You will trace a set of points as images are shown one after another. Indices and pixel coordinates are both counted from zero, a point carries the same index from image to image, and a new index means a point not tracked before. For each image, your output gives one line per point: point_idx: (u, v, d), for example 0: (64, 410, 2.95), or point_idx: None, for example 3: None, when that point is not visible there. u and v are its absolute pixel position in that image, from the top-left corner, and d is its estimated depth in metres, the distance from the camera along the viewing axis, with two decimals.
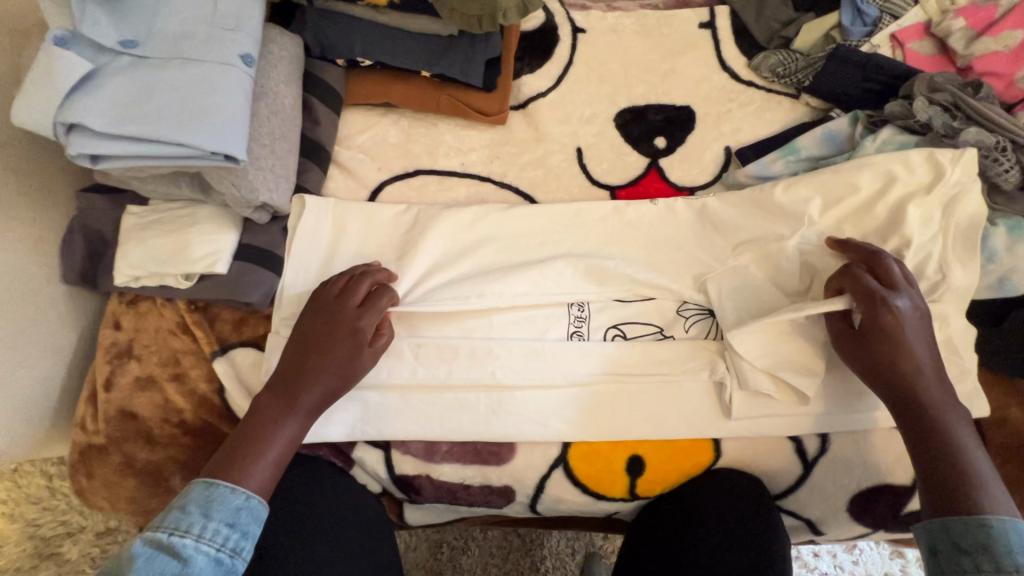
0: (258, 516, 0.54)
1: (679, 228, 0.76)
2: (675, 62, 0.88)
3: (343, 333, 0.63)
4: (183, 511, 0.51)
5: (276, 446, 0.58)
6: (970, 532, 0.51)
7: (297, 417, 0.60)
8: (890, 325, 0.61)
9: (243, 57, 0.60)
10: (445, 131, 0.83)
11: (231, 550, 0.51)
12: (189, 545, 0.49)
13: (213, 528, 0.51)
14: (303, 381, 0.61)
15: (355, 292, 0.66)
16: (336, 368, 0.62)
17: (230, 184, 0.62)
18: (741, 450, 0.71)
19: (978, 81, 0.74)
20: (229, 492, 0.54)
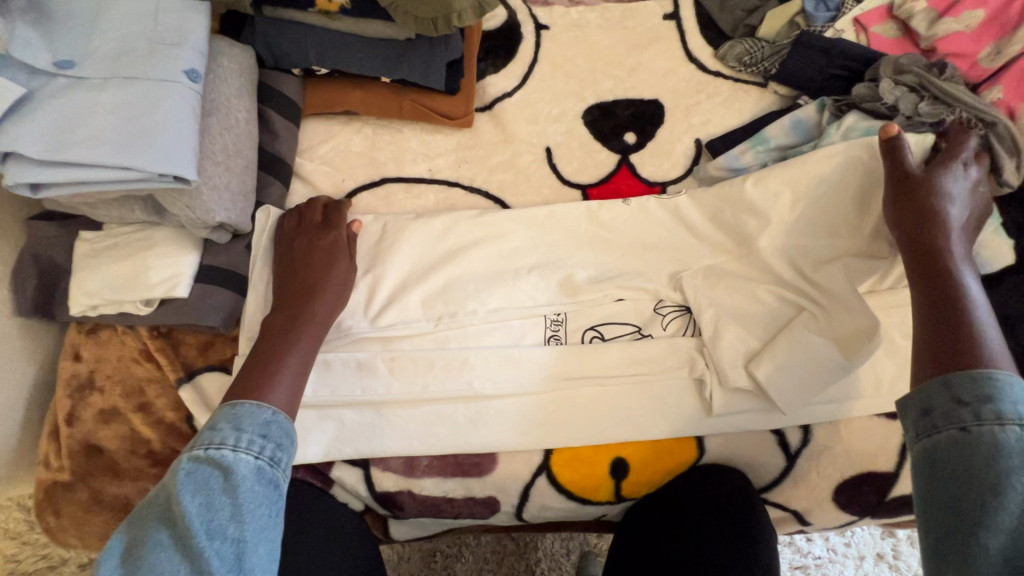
0: (288, 428, 0.53)
1: (654, 224, 0.75)
2: (641, 55, 0.86)
3: (317, 245, 0.67)
4: (214, 428, 0.50)
5: (295, 353, 0.60)
6: (975, 384, 0.45)
7: (310, 331, 0.62)
8: (932, 192, 0.61)
9: (188, 72, 0.58)
10: (411, 136, 0.81)
11: (271, 459, 0.50)
12: (228, 455, 0.48)
13: (249, 439, 0.50)
14: (306, 296, 0.64)
15: (312, 214, 0.70)
16: (331, 277, 0.66)
17: (183, 206, 0.60)
18: (724, 445, 0.71)
19: (944, 61, 0.73)
20: (257, 408, 0.53)
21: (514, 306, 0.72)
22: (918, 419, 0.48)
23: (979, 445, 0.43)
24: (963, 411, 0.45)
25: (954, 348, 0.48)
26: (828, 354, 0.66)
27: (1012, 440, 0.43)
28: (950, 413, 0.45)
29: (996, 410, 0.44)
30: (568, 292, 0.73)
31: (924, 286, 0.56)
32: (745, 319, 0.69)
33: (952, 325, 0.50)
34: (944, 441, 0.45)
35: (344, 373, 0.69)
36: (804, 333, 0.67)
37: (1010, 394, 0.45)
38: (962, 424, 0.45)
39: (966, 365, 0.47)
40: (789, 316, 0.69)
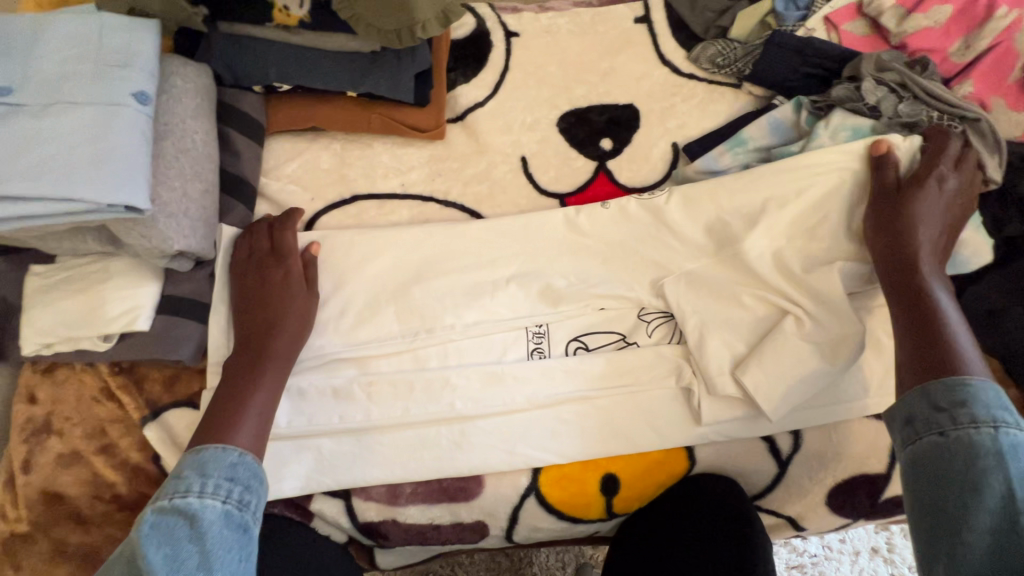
0: (256, 469, 0.53)
1: (634, 231, 0.73)
2: (614, 60, 0.85)
3: (271, 276, 0.65)
4: (177, 477, 0.49)
5: (257, 395, 0.58)
6: (950, 391, 0.49)
7: (270, 366, 0.60)
8: (910, 205, 0.63)
9: (137, 95, 0.55)
10: (381, 151, 0.78)
11: (238, 501, 0.49)
12: (193, 502, 0.48)
13: (214, 484, 0.49)
14: (266, 331, 0.62)
15: (259, 239, 0.67)
16: (289, 307, 0.64)
17: (138, 235, 0.57)
18: (715, 454, 0.70)
19: (924, 58, 0.73)
20: (224, 452, 0.53)
21: (493, 319, 0.70)
22: (902, 428, 0.51)
23: (956, 446, 0.46)
24: (941, 416, 0.48)
25: (930, 364, 0.52)
26: (814, 358, 0.65)
27: (988, 440, 0.46)
28: (929, 420, 0.48)
29: (971, 413, 0.47)
30: (550, 301, 0.72)
31: (903, 300, 0.59)
32: (730, 325, 0.68)
33: (929, 344, 0.53)
34: (925, 446, 0.48)
35: (321, 401, 0.66)
36: (790, 337, 0.65)
37: (983, 398, 0.48)
38: (941, 429, 0.48)
39: (942, 376, 0.50)
40: (773, 321, 0.68)
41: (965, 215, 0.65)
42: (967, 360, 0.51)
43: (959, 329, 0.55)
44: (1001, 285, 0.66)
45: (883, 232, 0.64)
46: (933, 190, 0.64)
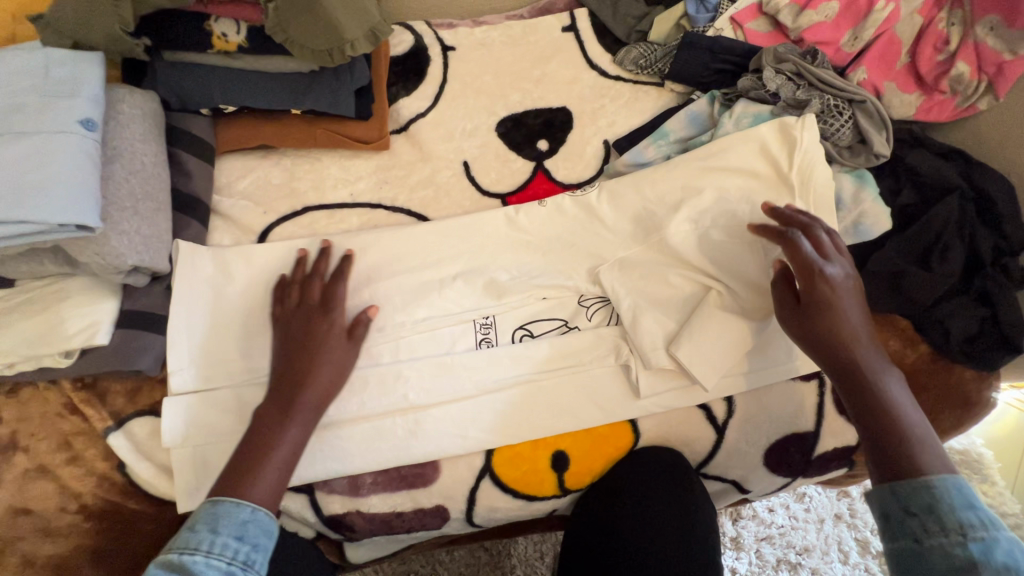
0: (266, 527, 0.55)
1: (570, 224, 0.79)
2: (545, 67, 0.91)
3: (317, 331, 0.66)
4: (191, 531, 0.52)
5: (278, 450, 0.59)
6: (916, 494, 0.50)
7: (301, 420, 0.62)
8: (817, 316, 0.60)
9: (84, 122, 0.59)
10: (329, 164, 0.83)
11: (243, 562, 0.51)
12: (199, 561, 0.50)
13: (222, 542, 0.52)
14: (298, 386, 0.63)
15: (309, 292, 0.69)
16: (325, 362, 0.65)
17: (92, 254, 0.60)
18: (657, 427, 0.74)
19: (814, 49, 0.81)
20: (236, 507, 0.54)
21: (441, 314, 0.74)
22: (880, 524, 0.52)
23: (930, 556, 0.48)
24: (912, 522, 0.49)
25: (893, 470, 0.53)
26: (735, 327, 0.71)
27: (961, 551, 0.46)
28: (903, 524, 0.50)
29: (939, 519, 0.48)
30: (494, 294, 0.76)
31: (855, 407, 0.58)
32: (662, 304, 0.73)
33: (889, 452, 0.54)
34: (902, 550, 0.49)
35: None
36: (712, 310, 0.71)
37: (948, 501, 0.49)
38: (915, 534, 0.49)
39: (912, 479, 0.51)
40: (699, 296, 0.73)
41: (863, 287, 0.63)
42: (931, 457, 0.53)
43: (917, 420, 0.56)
44: (900, 249, 0.73)
45: (808, 347, 0.61)
46: (828, 286, 0.61)
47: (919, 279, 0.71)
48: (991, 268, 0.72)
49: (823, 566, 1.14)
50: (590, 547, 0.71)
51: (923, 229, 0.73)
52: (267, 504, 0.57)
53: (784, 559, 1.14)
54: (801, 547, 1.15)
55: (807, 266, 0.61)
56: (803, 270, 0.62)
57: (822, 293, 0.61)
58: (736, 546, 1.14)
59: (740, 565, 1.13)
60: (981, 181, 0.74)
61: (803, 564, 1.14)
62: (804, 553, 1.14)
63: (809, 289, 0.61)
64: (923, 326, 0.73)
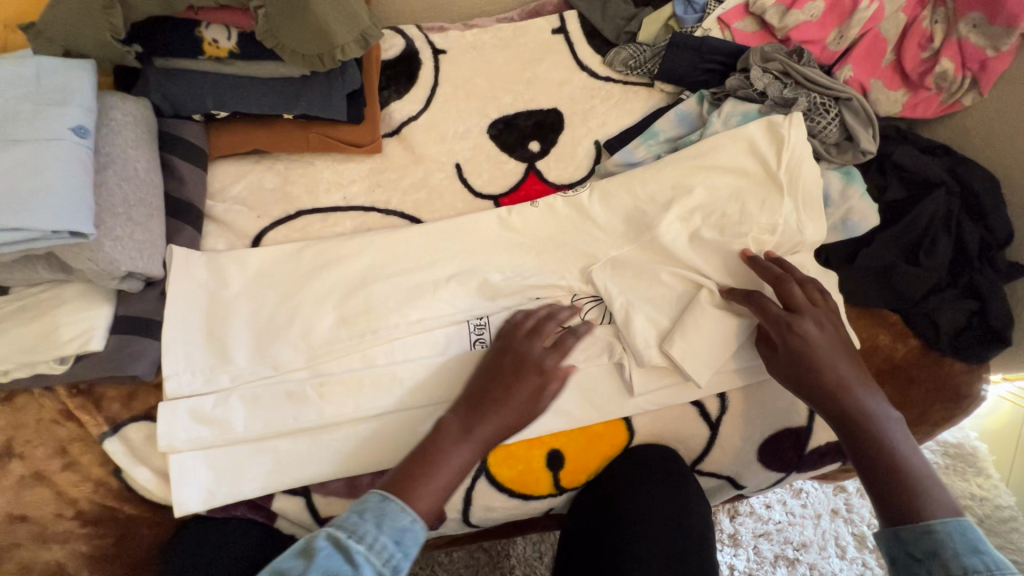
0: (418, 543, 0.53)
1: (562, 224, 0.80)
2: (536, 69, 0.92)
3: (521, 375, 0.66)
4: (359, 517, 0.52)
5: (442, 470, 0.60)
6: (920, 540, 0.52)
7: (471, 445, 0.62)
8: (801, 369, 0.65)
9: (76, 129, 0.59)
10: (322, 168, 0.83)
11: (394, 568, 0.50)
12: (360, 552, 0.49)
13: (382, 542, 0.51)
14: (488, 410, 0.64)
15: (549, 330, 0.70)
16: (520, 399, 0.65)
17: (86, 260, 0.61)
18: (651, 424, 0.75)
19: (800, 48, 0.82)
20: (401, 511, 0.54)
21: (435, 316, 0.74)
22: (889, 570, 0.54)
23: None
24: (918, 568, 0.51)
25: (893, 514, 0.56)
26: (727, 323, 0.71)
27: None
28: (907, 569, 0.52)
29: (943, 564, 0.50)
30: (488, 295, 0.76)
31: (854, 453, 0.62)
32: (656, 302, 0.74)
33: (887, 494, 0.57)
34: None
35: (276, 404, 0.69)
36: (704, 307, 0.71)
37: (951, 546, 0.50)
38: None
39: (914, 522, 0.54)
40: (690, 293, 0.73)
41: (841, 331, 0.66)
42: (929, 497, 0.55)
43: (914, 459, 0.59)
44: (888, 245, 0.74)
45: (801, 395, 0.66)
46: (805, 340, 0.65)
47: (908, 274, 0.72)
48: (980, 261, 0.73)
49: (821, 561, 1.14)
50: (582, 539, 0.72)
51: (913, 224, 0.74)
52: (425, 517, 0.57)
53: (782, 555, 1.14)
54: (799, 543, 1.15)
55: (780, 324, 0.66)
56: (777, 326, 0.66)
57: (800, 347, 0.65)
58: (734, 543, 1.14)
59: (738, 562, 1.13)
60: (966, 176, 0.75)
61: (801, 560, 1.14)
62: (802, 548, 1.15)
63: (786, 345, 0.65)
64: (912, 320, 0.74)
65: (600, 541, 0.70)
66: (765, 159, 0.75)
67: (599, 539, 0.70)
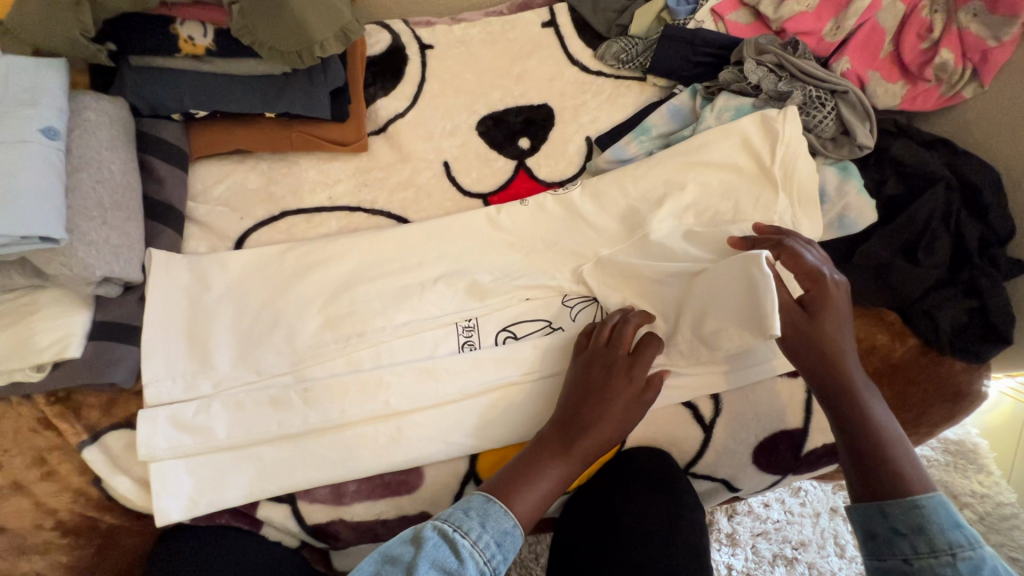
0: (516, 548, 0.55)
1: (553, 223, 0.78)
2: (525, 64, 0.90)
3: (617, 390, 0.62)
4: (466, 514, 0.55)
5: (540, 483, 0.60)
6: (906, 515, 0.52)
7: (570, 460, 0.61)
8: (823, 327, 0.60)
9: (45, 131, 0.58)
10: (307, 167, 0.82)
11: (493, 568, 0.53)
12: (467, 547, 0.52)
13: (486, 542, 0.53)
14: (585, 427, 0.62)
15: (614, 336, 0.66)
16: (614, 414, 0.62)
17: (59, 265, 0.59)
18: (643, 427, 0.73)
19: (795, 39, 0.80)
20: (503, 514, 0.56)
21: (422, 318, 0.72)
22: (865, 542, 0.54)
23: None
24: (901, 543, 0.51)
25: (878, 488, 0.55)
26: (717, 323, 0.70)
27: (951, 572, 0.48)
28: (889, 543, 0.52)
29: (928, 540, 0.50)
30: (477, 296, 0.74)
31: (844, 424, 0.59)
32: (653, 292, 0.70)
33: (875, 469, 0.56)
34: (891, 568, 0.51)
35: (258, 410, 0.67)
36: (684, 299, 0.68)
37: (937, 521, 0.50)
38: (903, 555, 0.50)
39: (901, 498, 0.53)
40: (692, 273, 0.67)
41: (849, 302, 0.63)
42: (914, 479, 0.54)
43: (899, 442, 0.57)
44: (886, 242, 0.72)
45: (800, 357, 0.61)
46: (835, 297, 0.60)
47: (906, 271, 0.70)
48: (980, 258, 0.71)
49: (820, 560, 1.13)
50: (571, 548, 0.70)
51: (912, 222, 0.72)
52: (523, 522, 0.58)
53: (780, 554, 1.13)
54: (797, 542, 1.14)
55: (813, 276, 0.60)
56: (809, 277, 0.61)
57: (828, 305, 0.60)
58: (732, 542, 1.13)
59: (736, 561, 1.12)
60: (966, 171, 0.73)
61: (799, 559, 1.13)
62: (800, 547, 1.14)
63: (817, 298, 0.59)
64: (911, 319, 0.72)
65: (594, 548, 0.69)
66: (758, 156, 0.74)
67: (592, 548, 0.69)
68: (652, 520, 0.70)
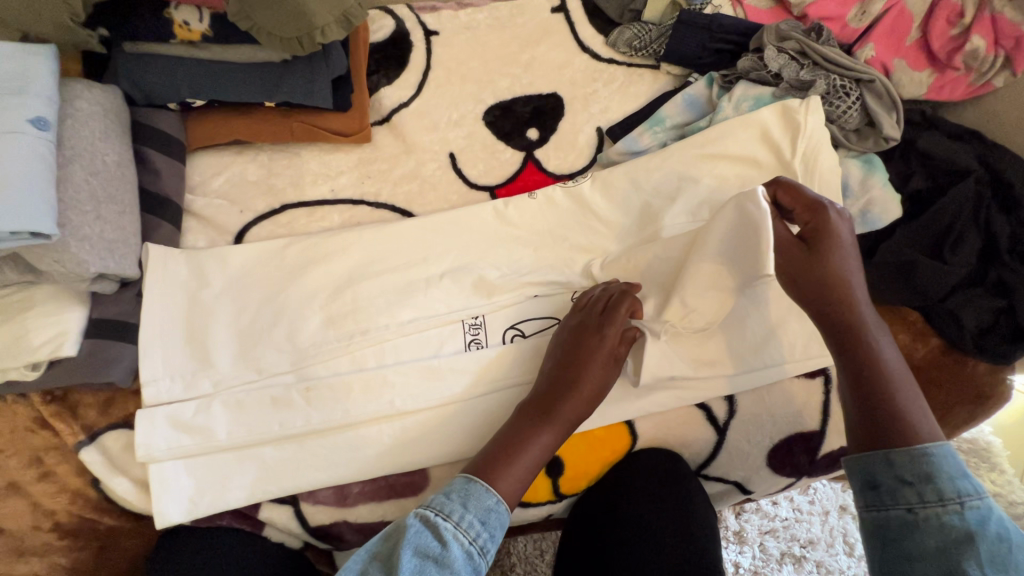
0: (503, 524, 0.54)
1: (562, 217, 0.75)
2: (534, 51, 0.87)
3: (597, 351, 0.62)
4: (447, 497, 0.54)
5: (525, 455, 0.58)
6: (915, 463, 0.48)
7: (553, 427, 0.60)
8: (826, 260, 0.56)
9: (34, 121, 0.55)
10: (309, 158, 0.79)
11: (480, 547, 0.52)
12: (450, 530, 0.51)
13: (469, 521, 0.53)
14: (564, 390, 0.61)
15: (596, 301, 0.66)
16: (591, 375, 0.62)
17: (52, 262, 0.57)
18: (655, 428, 0.71)
19: (818, 24, 0.77)
20: (485, 492, 0.55)
21: (428, 315, 0.70)
22: (867, 493, 0.51)
23: (925, 526, 0.46)
24: (907, 492, 0.48)
25: (878, 435, 0.51)
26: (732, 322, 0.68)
27: (957, 520, 0.45)
28: (894, 493, 0.48)
29: (937, 490, 0.47)
30: (484, 293, 0.72)
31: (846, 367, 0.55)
32: (666, 286, 0.66)
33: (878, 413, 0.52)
34: (892, 520, 0.48)
35: (259, 409, 0.65)
36: None
37: (945, 470, 0.48)
38: (908, 504, 0.48)
39: (909, 443, 0.49)
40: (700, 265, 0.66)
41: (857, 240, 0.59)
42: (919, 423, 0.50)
43: (905, 385, 0.53)
44: (908, 239, 0.70)
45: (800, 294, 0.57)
46: (836, 229, 0.57)
47: (932, 269, 0.67)
48: (1013, 257, 0.68)
49: (828, 558, 1.11)
50: (579, 553, 0.68)
51: (938, 217, 0.69)
52: (507, 500, 0.56)
53: (788, 553, 1.11)
54: (806, 540, 1.12)
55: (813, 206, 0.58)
56: (808, 209, 0.58)
57: (830, 236, 0.57)
58: (739, 540, 1.11)
59: (744, 559, 1.10)
60: (998, 165, 0.70)
61: (808, 558, 1.11)
62: (809, 545, 1.12)
63: (817, 227, 0.57)
64: (935, 318, 0.70)
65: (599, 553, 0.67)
66: (776, 149, 0.71)
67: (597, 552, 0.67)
68: (654, 516, 0.68)
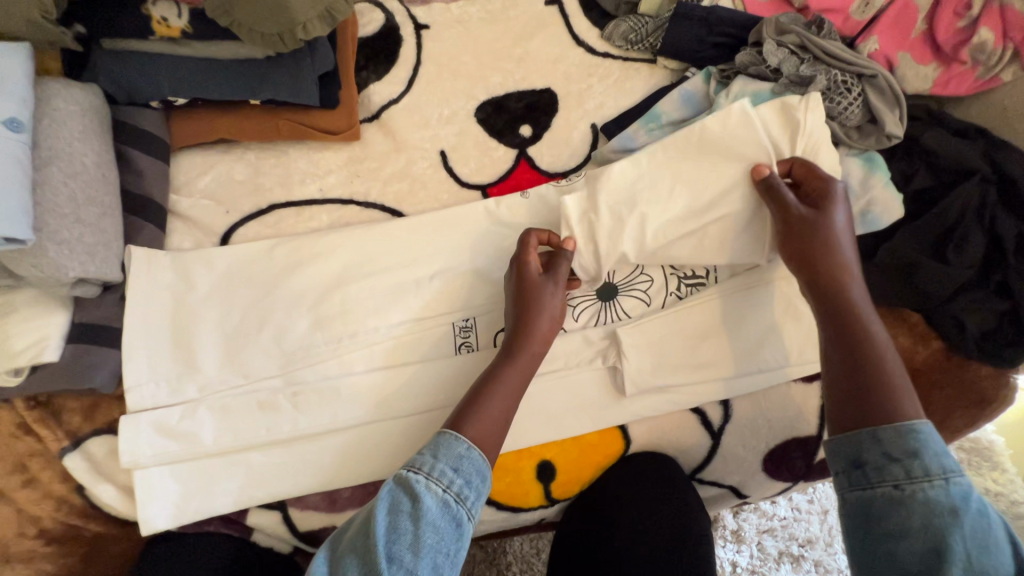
0: (479, 470, 0.52)
1: (554, 217, 0.73)
2: (527, 45, 0.84)
3: (540, 292, 0.61)
4: (417, 452, 0.53)
5: (501, 398, 0.57)
6: (902, 439, 0.47)
7: (514, 369, 0.59)
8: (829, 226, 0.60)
9: (8, 123, 0.54)
10: (297, 157, 0.77)
11: (456, 494, 0.50)
12: (421, 482, 0.50)
13: (441, 470, 0.51)
14: (521, 336, 0.60)
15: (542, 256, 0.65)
16: (542, 316, 0.61)
17: (29, 266, 0.56)
18: (649, 432, 0.70)
19: (820, 18, 0.75)
20: (455, 441, 0.53)
21: (418, 318, 0.68)
22: (847, 468, 0.49)
23: (911, 503, 0.44)
24: (893, 468, 0.46)
25: (864, 413, 0.50)
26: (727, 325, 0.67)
27: (942, 496, 0.44)
28: (881, 470, 0.47)
29: (923, 465, 0.45)
30: (474, 295, 0.70)
31: (832, 342, 0.56)
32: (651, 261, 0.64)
33: (862, 385, 0.51)
34: (877, 497, 0.46)
35: (246, 413, 0.64)
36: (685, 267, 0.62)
37: (930, 446, 0.47)
38: (895, 482, 0.46)
39: (895, 421, 0.48)
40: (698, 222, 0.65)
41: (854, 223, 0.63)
42: (905, 398, 0.50)
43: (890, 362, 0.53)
44: (911, 240, 0.68)
45: (797, 262, 0.61)
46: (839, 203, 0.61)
47: (933, 270, 0.65)
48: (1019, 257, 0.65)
49: (826, 557, 1.10)
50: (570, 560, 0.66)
51: (939, 218, 0.68)
52: (481, 445, 0.54)
53: (786, 552, 1.10)
54: (804, 539, 1.11)
55: (824, 184, 0.62)
56: (818, 183, 0.63)
57: (833, 206, 0.61)
58: (737, 539, 1.10)
59: (741, 558, 1.09)
60: (1006, 161, 0.68)
61: (806, 557, 1.10)
62: (807, 545, 1.11)
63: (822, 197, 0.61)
64: (935, 319, 0.68)
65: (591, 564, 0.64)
66: (774, 145, 0.69)
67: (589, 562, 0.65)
68: (649, 521, 0.67)
